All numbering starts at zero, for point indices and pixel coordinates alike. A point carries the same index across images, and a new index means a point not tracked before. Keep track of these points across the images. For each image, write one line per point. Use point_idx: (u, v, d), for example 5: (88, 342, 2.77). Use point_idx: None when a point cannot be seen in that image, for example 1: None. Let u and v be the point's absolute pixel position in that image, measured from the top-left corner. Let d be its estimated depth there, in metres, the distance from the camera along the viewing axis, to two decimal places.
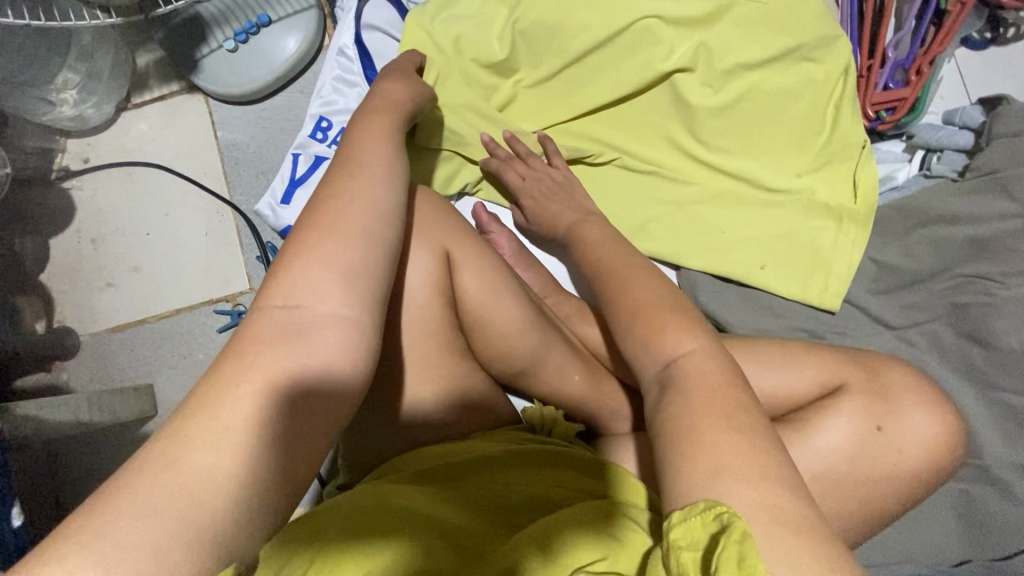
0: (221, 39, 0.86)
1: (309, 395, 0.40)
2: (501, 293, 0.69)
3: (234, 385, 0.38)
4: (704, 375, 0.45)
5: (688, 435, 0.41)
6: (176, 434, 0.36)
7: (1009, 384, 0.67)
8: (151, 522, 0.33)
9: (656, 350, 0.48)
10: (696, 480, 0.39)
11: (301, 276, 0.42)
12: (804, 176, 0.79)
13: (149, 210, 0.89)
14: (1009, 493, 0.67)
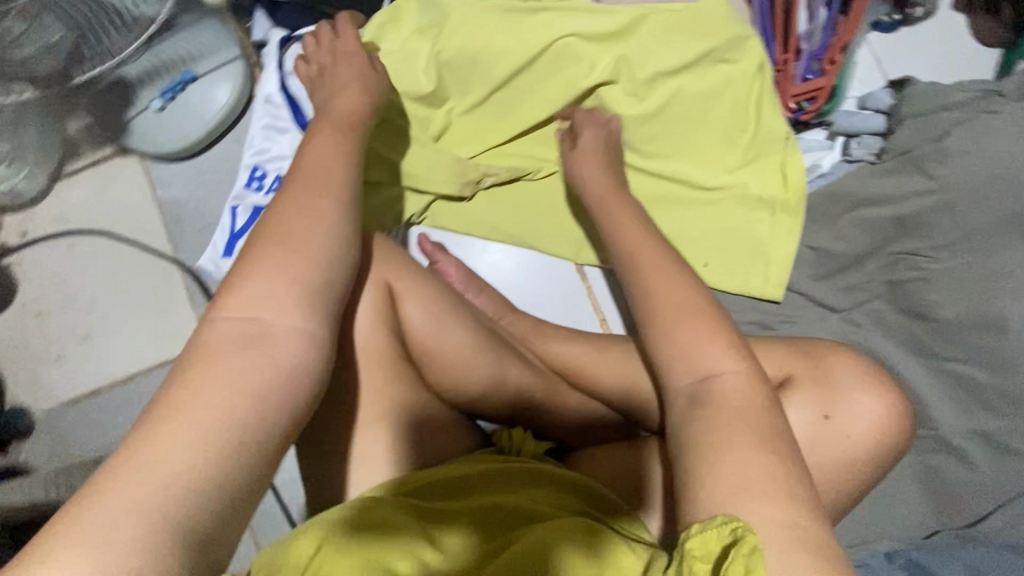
0: (147, 100, 0.89)
1: (269, 401, 0.43)
2: (447, 318, 0.74)
3: (203, 391, 0.42)
4: (743, 395, 0.48)
5: (714, 454, 0.45)
6: (149, 438, 0.40)
7: (953, 353, 0.67)
8: (130, 521, 0.36)
9: (694, 364, 0.50)
10: (718, 497, 0.43)
11: (252, 287, 0.46)
12: (735, 170, 0.80)
13: (93, 280, 0.92)
14: (967, 460, 0.66)
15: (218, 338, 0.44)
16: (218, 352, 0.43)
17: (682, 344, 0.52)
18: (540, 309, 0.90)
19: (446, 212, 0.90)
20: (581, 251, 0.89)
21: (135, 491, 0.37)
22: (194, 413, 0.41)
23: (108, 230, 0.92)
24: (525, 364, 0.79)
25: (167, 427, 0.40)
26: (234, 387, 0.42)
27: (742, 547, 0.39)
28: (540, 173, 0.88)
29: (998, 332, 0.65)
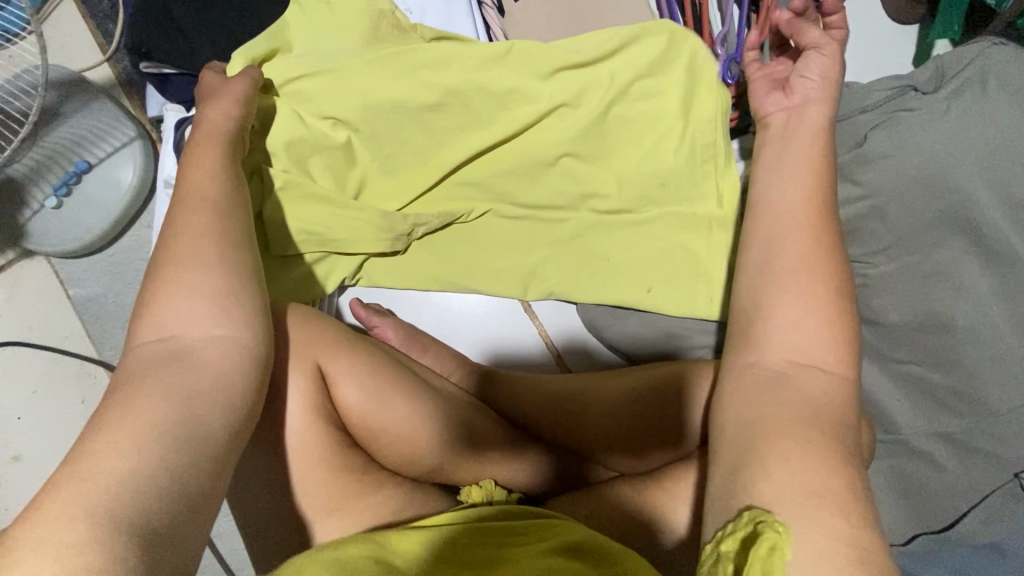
0: (41, 198, 0.83)
1: (191, 422, 0.44)
2: (389, 395, 0.67)
3: (136, 401, 0.43)
4: (830, 399, 0.44)
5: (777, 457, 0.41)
6: (89, 450, 0.41)
7: (906, 355, 0.64)
8: (74, 530, 0.37)
9: (802, 349, 0.46)
10: (776, 502, 0.39)
11: (181, 310, 0.49)
12: (671, 185, 0.80)
13: (15, 394, 0.86)
14: (933, 462, 0.64)
15: (150, 401, 0.43)
16: (159, 415, 0.43)
17: (782, 315, 0.47)
18: (494, 354, 0.87)
19: (380, 268, 0.85)
20: (528, 288, 0.85)
21: (69, 542, 0.37)
22: (136, 468, 0.40)
23: (23, 338, 0.86)
24: (484, 420, 0.75)
25: (108, 467, 0.40)
26: (164, 461, 0.41)
27: (761, 545, 0.37)
28: (474, 214, 0.83)
29: (947, 334, 0.62)
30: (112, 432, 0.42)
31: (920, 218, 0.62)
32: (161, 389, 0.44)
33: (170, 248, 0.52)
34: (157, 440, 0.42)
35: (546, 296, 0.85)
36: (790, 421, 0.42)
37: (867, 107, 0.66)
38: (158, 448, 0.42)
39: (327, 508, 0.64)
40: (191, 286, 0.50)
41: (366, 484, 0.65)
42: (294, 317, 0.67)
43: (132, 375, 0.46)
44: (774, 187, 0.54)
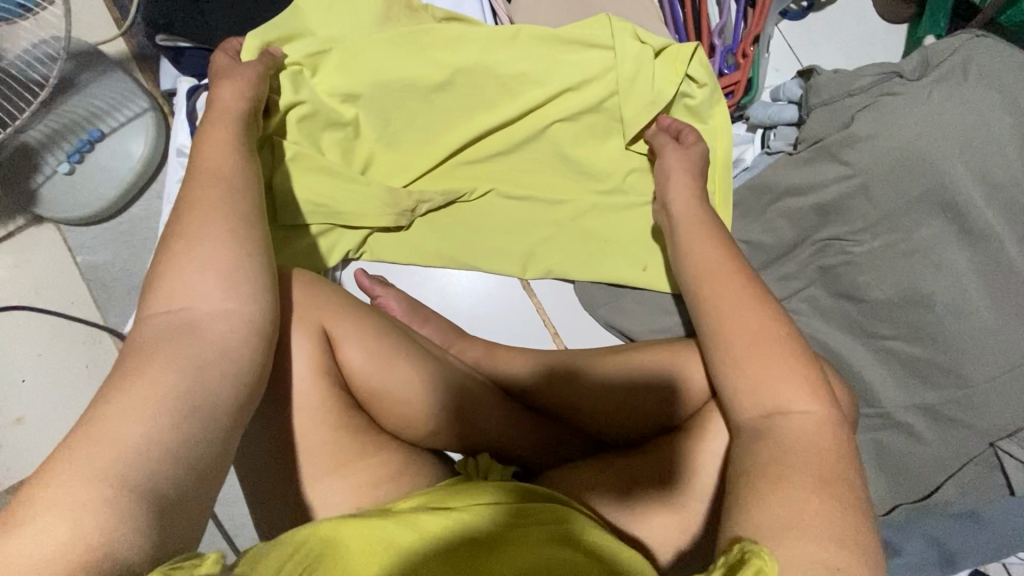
0: (55, 164, 0.84)
1: (200, 390, 0.45)
2: (391, 359, 0.69)
3: (142, 371, 0.44)
4: (808, 442, 0.47)
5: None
6: (94, 417, 0.42)
7: (889, 331, 0.67)
8: (87, 491, 0.38)
9: (770, 397, 0.50)
10: (762, 525, 0.42)
11: (190, 279, 0.50)
12: None
13: (20, 358, 0.87)
14: (913, 433, 0.67)
15: (162, 372, 0.45)
16: (168, 387, 0.44)
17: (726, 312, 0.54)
18: (491, 329, 0.90)
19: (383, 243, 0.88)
20: (527, 266, 0.87)
21: (80, 502, 0.37)
22: (148, 439, 0.42)
23: (29, 304, 0.88)
24: (482, 388, 0.78)
25: (121, 436, 0.41)
26: (179, 433, 0.43)
27: (746, 570, 0.38)
28: (476, 194, 0.86)
29: (926, 310, 0.65)
30: (120, 401, 0.42)
31: (902, 198, 0.65)
32: (170, 359, 0.46)
33: (192, 207, 0.55)
34: (167, 406, 0.43)
35: (544, 275, 0.87)
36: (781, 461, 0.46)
37: (856, 90, 0.68)
38: (170, 421, 0.43)
39: (328, 467, 0.66)
40: (213, 242, 0.52)
41: (366, 445, 0.67)
42: (302, 283, 0.69)
43: (151, 326, 0.48)
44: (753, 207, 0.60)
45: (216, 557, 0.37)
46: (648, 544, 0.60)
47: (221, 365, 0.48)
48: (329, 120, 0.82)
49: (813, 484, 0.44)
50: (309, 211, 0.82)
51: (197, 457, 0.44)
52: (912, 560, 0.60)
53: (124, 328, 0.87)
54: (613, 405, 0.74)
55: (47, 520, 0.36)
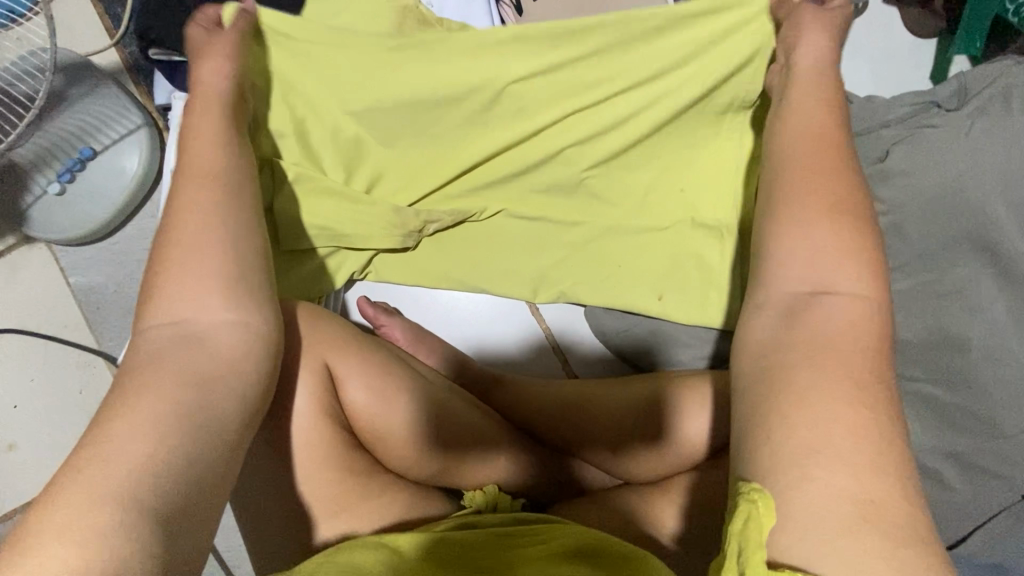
0: (44, 184, 0.80)
1: (206, 401, 0.42)
2: (396, 398, 0.66)
3: (145, 384, 0.41)
4: (853, 329, 0.40)
5: (808, 381, 0.38)
6: (95, 434, 0.39)
7: (918, 375, 0.64)
8: (88, 513, 0.35)
9: (819, 277, 0.43)
10: (794, 447, 0.36)
11: (184, 292, 0.46)
12: (688, 190, 0.80)
13: (12, 383, 0.84)
14: (942, 483, 0.64)
15: (165, 391, 0.41)
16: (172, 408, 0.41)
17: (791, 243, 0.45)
18: (499, 356, 0.87)
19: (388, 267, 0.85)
20: (537, 291, 0.84)
21: (82, 527, 0.35)
22: (151, 462, 0.38)
23: (20, 326, 0.84)
24: (490, 423, 0.75)
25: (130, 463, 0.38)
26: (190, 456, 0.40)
27: (737, 521, 0.35)
28: (486, 214, 0.82)
29: (961, 355, 0.62)
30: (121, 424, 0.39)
31: (937, 236, 0.62)
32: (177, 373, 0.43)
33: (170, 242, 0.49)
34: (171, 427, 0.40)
35: (555, 299, 0.84)
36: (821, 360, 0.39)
37: (891, 121, 0.66)
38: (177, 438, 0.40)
39: (330, 511, 0.63)
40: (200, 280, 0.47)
41: (369, 488, 0.64)
42: (302, 316, 0.66)
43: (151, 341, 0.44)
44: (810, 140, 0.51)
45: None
46: (653, 527, 0.62)
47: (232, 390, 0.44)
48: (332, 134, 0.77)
49: (849, 392, 0.38)
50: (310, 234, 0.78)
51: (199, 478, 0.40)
52: None
53: (119, 353, 0.84)
54: (627, 441, 0.72)
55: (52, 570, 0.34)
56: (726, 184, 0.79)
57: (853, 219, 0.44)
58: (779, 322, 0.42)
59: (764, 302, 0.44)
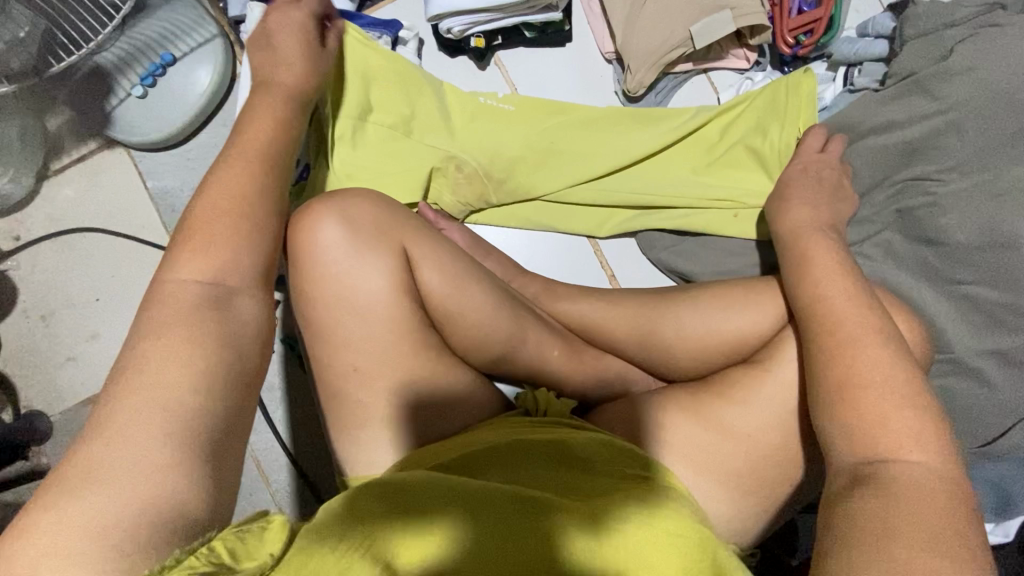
0: (128, 87, 0.86)
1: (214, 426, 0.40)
2: (465, 287, 0.69)
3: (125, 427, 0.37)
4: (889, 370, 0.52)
5: (901, 547, 0.43)
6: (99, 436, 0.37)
7: (968, 277, 0.67)
8: (108, 500, 0.35)
9: (866, 372, 0.52)
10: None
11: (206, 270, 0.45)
12: (741, 121, 0.82)
13: (93, 276, 0.90)
14: (983, 378, 0.67)
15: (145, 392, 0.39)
16: (183, 365, 0.40)
17: (834, 305, 0.57)
18: (548, 271, 0.87)
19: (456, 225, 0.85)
20: (603, 223, 0.85)
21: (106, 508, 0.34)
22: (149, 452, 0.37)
23: (102, 225, 0.91)
24: (546, 328, 0.76)
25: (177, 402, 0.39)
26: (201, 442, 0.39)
27: None
28: (560, 127, 0.84)
29: (1013, 252, 0.64)
30: (142, 415, 0.38)
31: (997, 137, 0.65)
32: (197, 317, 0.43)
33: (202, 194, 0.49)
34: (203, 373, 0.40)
35: (628, 230, 0.85)
36: (900, 490, 0.46)
37: (958, 21, 0.68)
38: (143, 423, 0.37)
39: (394, 391, 0.64)
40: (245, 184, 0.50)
41: (436, 371, 0.67)
42: (376, 204, 0.68)
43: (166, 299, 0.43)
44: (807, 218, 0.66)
45: (281, 517, 0.40)
46: (687, 443, 0.66)
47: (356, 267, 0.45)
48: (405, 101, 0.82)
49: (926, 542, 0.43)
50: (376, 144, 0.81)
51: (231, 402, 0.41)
52: None
53: None
54: (683, 346, 0.73)
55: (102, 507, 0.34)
56: (784, 116, 0.79)
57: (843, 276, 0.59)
58: (839, 433, 0.52)
59: (850, 390, 0.52)
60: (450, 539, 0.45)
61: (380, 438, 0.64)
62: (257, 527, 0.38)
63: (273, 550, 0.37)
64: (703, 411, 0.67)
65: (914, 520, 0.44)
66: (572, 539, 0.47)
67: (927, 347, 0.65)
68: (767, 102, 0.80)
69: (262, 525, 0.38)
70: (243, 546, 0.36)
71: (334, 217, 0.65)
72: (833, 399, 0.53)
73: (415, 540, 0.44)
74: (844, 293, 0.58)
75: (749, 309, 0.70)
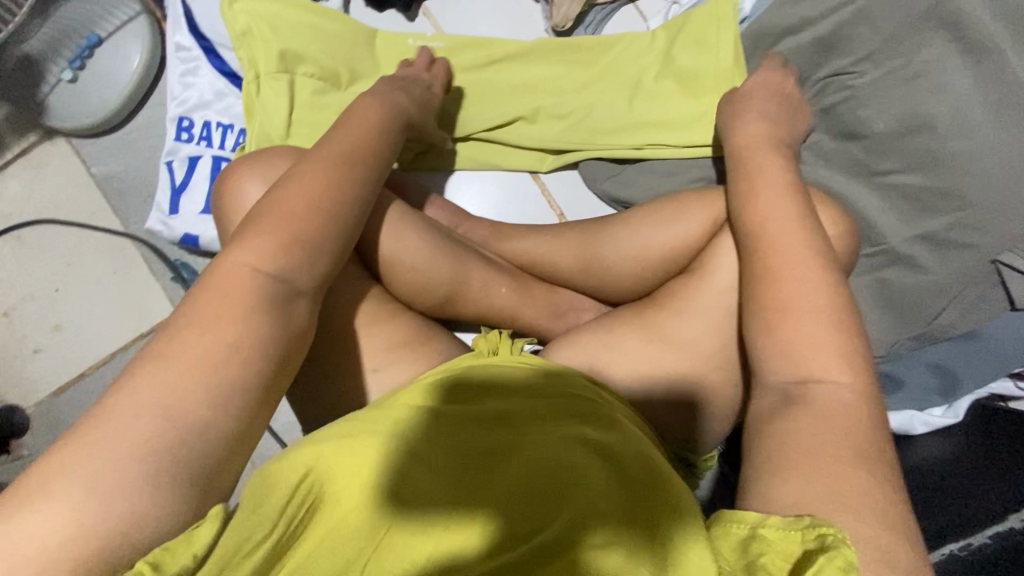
0: (58, 72, 0.87)
1: (209, 438, 0.39)
2: (402, 228, 0.70)
3: (127, 415, 0.37)
4: (819, 263, 0.50)
5: (810, 456, 0.41)
6: (95, 417, 0.37)
7: (892, 165, 0.70)
8: (90, 491, 0.35)
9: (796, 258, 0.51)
10: (804, 500, 0.38)
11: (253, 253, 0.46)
12: (665, 43, 0.82)
13: (50, 268, 0.91)
14: (916, 265, 0.70)
15: (149, 387, 0.38)
16: (187, 375, 0.39)
17: (761, 203, 0.56)
18: (494, 215, 0.87)
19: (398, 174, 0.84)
20: (544, 157, 0.86)
21: (80, 501, 0.34)
22: (137, 452, 0.36)
23: (53, 216, 0.91)
24: (492, 267, 0.77)
25: (185, 411, 0.38)
26: (196, 444, 0.38)
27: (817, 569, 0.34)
28: (490, 65, 0.85)
29: (928, 133, 0.68)
30: (136, 409, 0.37)
31: (904, 19, 0.70)
32: (232, 306, 0.43)
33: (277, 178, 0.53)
34: (208, 385, 0.40)
35: (570, 159, 0.84)
36: (814, 370, 0.46)
37: None
38: (149, 423, 0.37)
39: (342, 336, 0.65)
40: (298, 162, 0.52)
41: (382, 313, 0.68)
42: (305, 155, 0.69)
43: (202, 298, 0.43)
44: (750, 132, 0.65)
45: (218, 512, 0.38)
46: (636, 357, 0.67)
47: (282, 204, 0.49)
48: (318, 40, 0.81)
49: (848, 438, 0.42)
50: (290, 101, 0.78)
51: (240, 409, 0.41)
52: (912, 387, 0.70)
53: (144, 233, 0.90)
54: (626, 267, 0.74)
55: (78, 504, 0.34)
56: (704, 32, 0.79)
57: (774, 174, 0.59)
58: (766, 344, 0.49)
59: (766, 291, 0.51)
60: (472, 546, 0.44)
61: (332, 385, 0.65)
62: (187, 531, 0.36)
63: (208, 545, 0.36)
64: (648, 326, 0.68)
65: (819, 431, 0.42)
66: (601, 547, 0.43)
67: (856, 235, 0.66)
68: (688, 21, 0.80)
69: (194, 526, 0.36)
70: (167, 555, 0.34)
71: (259, 175, 0.64)
72: (760, 302, 0.50)
73: (437, 545, 0.44)
74: (769, 186, 0.57)
75: (684, 222, 0.71)
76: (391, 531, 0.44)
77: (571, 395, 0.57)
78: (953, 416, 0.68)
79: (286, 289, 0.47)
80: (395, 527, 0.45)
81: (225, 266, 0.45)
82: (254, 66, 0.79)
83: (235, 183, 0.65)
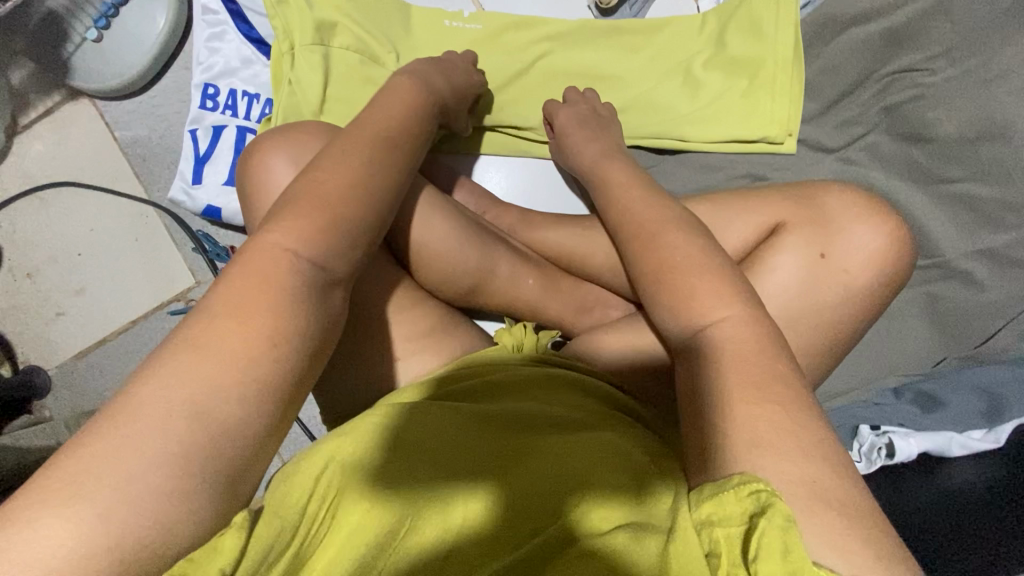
0: (82, 31, 0.84)
1: (241, 439, 0.37)
2: (430, 214, 0.67)
3: (158, 410, 0.35)
4: None
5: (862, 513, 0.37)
6: (123, 411, 0.35)
7: (959, 173, 0.66)
8: (115, 492, 0.32)
9: None
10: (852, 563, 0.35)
11: (286, 227, 0.43)
12: (718, 28, 0.76)
13: (73, 232, 0.90)
14: (972, 281, 0.66)
15: (179, 385, 0.36)
16: (218, 370, 0.37)
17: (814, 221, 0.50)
18: (523, 202, 0.83)
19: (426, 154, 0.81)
20: None
21: (101, 511, 0.32)
22: (172, 453, 0.34)
23: (75, 180, 0.90)
24: (520, 258, 0.74)
25: (212, 410, 0.36)
26: (229, 447, 0.36)
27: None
28: (531, 45, 0.81)
29: (1001, 140, 0.64)
30: (166, 404, 0.35)
31: (984, 16, 0.65)
32: (262, 293, 0.40)
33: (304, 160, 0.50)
34: (243, 380, 0.37)
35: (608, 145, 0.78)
36: None
37: None
38: (180, 422, 0.35)
39: (365, 324, 0.63)
40: (327, 144, 0.49)
41: (406, 301, 0.66)
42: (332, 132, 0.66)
43: (230, 282, 0.41)
44: None
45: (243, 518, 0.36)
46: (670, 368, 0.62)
47: (305, 192, 0.45)
48: (353, 9, 0.77)
49: None
50: (324, 74, 0.75)
51: (272, 406, 0.38)
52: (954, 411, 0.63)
53: (166, 201, 0.88)
54: None
55: (99, 509, 0.32)
56: (763, 18, 0.74)
57: None
58: None
59: None
60: (477, 514, 0.44)
61: (351, 375, 0.63)
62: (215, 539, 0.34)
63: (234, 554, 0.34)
64: None
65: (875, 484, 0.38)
66: (596, 515, 0.43)
67: (914, 247, 0.62)
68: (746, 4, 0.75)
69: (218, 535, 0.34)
70: (194, 567, 0.33)
71: (283, 153, 0.61)
72: None
73: (444, 510, 0.43)
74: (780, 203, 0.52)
75: (734, 220, 0.64)
76: (391, 501, 0.43)
77: (582, 388, 0.57)
78: (995, 439, 0.59)
79: (319, 272, 0.44)
80: (396, 494, 0.43)
81: (255, 250, 0.42)
82: (286, 34, 0.75)
83: (261, 158, 0.62)
